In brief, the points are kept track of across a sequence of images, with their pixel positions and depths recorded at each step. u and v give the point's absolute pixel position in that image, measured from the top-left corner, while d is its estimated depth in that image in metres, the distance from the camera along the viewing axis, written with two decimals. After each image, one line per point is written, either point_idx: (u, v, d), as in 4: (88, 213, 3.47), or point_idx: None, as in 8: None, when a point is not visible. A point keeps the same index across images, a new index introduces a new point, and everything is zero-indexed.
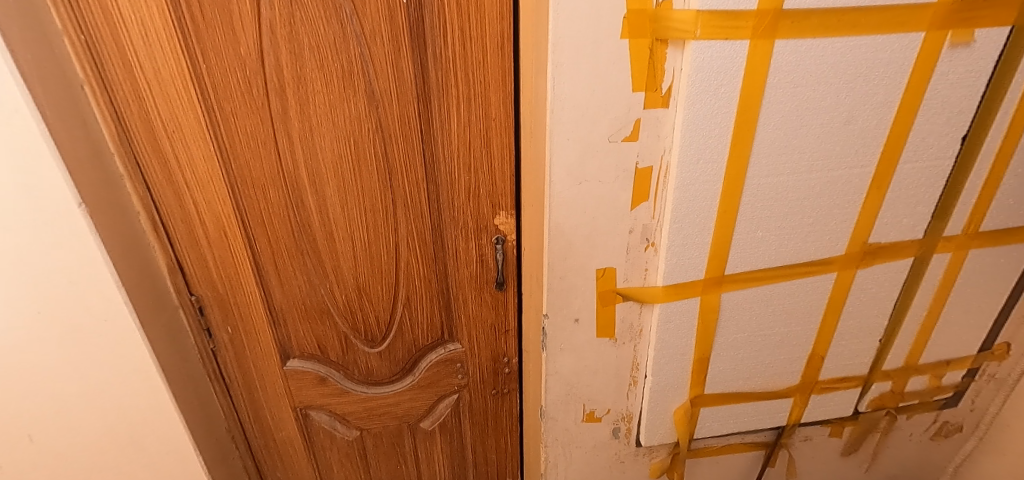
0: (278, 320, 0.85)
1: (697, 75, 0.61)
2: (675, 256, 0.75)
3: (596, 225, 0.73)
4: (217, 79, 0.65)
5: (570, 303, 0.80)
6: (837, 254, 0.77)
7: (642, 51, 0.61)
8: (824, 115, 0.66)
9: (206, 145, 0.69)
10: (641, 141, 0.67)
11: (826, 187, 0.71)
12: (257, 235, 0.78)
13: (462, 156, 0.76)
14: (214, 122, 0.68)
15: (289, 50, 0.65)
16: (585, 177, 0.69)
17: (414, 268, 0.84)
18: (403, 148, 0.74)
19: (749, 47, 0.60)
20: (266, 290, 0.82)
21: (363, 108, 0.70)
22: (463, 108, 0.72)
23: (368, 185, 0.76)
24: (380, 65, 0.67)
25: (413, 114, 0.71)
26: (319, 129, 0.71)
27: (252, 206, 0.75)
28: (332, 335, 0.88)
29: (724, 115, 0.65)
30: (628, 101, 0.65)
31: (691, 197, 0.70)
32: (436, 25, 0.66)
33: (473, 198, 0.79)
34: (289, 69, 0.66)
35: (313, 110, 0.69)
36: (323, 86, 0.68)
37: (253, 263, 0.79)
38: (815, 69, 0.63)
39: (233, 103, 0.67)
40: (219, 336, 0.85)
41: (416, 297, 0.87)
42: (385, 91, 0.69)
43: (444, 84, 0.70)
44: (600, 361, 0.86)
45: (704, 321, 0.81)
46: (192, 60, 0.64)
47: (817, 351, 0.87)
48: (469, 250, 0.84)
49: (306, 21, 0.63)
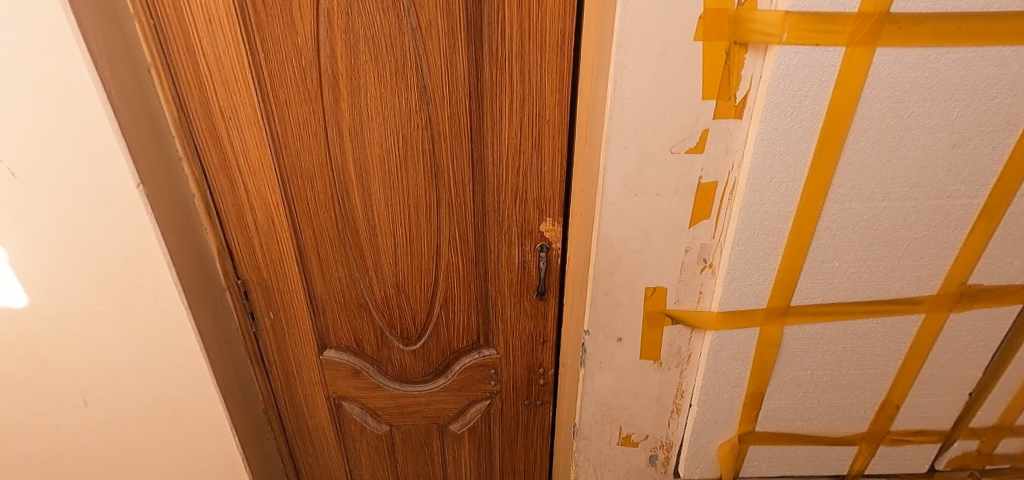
0: (317, 310, 0.85)
1: (779, 84, 0.55)
2: (735, 281, 0.68)
3: (649, 241, 0.68)
4: (273, 68, 0.65)
5: (614, 321, 0.75)
6: (927, 294, 0.68)
7: (717, 55, 0.55)
8: (928, 136, 0.57)
9: (259, 134, 0.70)
10: (707, 154, 0.61)
11: (922, 217, 0.62)
12: (302, 225, 0.78)
13: (511, 159, 0.72)
14: (268, 111, 0.68)
15: (344, 41, 0.64)
16: (640, 189, 0.64)
17: (454, 269, 0.82)
18: (451, 147, 0.71)
19: (844, 54, 0.53)
20: (308, 280, 0.82)
21: (414, 103, 0.68)
22: (516, 108, 0.69)
23: (414, 181, 0.74)
24: (434, 60, 0.65)
25: (464, 112, 0.69)
26: (369, 123, 0.69)
27: (299, 197, 0.75)
28: (368, 330, 0.88)
29: (808, 130, 0.57)
30: (697, 110, 0.59)
31: (760, 218, 0.63)
32: (494, 20, 0.63)
33: (520, 203, 0.76)
34: (344, 60, 0.65)
35: (364, 104, 0.68)
36: (375, 79, 0.66)
37: (297, 252, 0.80)
38: (923, 82, 0.54)
39: (287, 93, 0.67)
40: (262, 321, 0.86)
41: (454, 299, 0.85)
42: (437, 87, 0.67)
43: (498, 82, 0.67)
44: (642, 384, 0.81)
45: (762, 354, 0.74)
46: (250, 48, 0.64)
47: (892, 398, 0.77)
48: (512, 255, 0.80)
49: (363, 11, 0.62)
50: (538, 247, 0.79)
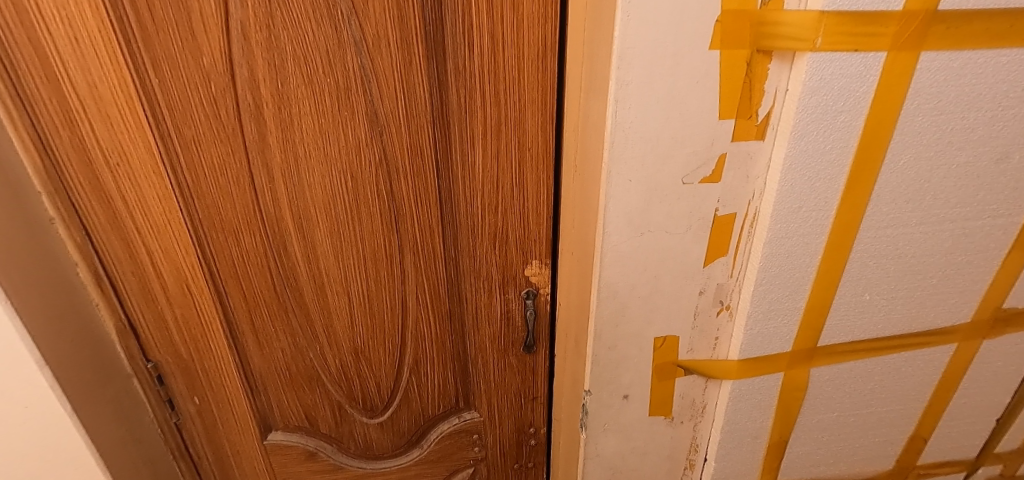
0: (257, 388, 0.69)
1: (812, 99, 0.46)
2: (758, 326, 0.59)
3: (658, 286, 0.57)
4: (172, 100, 0.50)
5: (619, 377, 0.64)
6: (961, 322, 0.61)
7: (737, 66, 0.46)
8: (969, 152, 0.50)
9: (161, 182, 0.54)
10: (724, 183, 0.52)
11: (959, 241, 0.55)
12: (229, 291, 0.62)
13: (487, 196, 0.60)
14: (170, 153, 0.53)
15: (267, 61, 0.49)
16: (647, 228, 0.53)
17: (424, 326, 0.68)
18: (413, 185, 0.58)
19: (886, 62, 0.44)
20: (242, 355, 0.66)
21: (363, 135, 0.55)
22: (491, 136, 0.56)
23: (369, 229, 0.60)
24: (386, 81, 0.52)
25: (428, 142, 0.56)
26: (308, 162, 0.55)
27: (222, 257, 0.60)
28: (323, 405, 0.72)
29: (842, 151, 0.49)
30: (713, 132, 0.49)
31: (787, 253, 0.54)
32: (459, 30, 0.50)
33: (500, 245, 0.64)
34: (268, 85, 0.51)
35: (299, 138, 0.54)
36: (312, 107, 0.52)
37: (226, 323, 0.64)
38: (968, 91, 0.47)
39: (194, 129, 0.52)
40: (185, 409, 0.69)
41: (426, 361, 0.71)
42: (392, 114, 0.54)
43: (468, 106, 0.55)
44: (651, 442, 0.70)
45: (786, 400, 0.65)
46: (138, 73, 0.48)
47: (920, 432, 0.70)
48: (493, 305, 0.68)
49: (289, 23, 0.48)
50: (524, 293, 0.67)
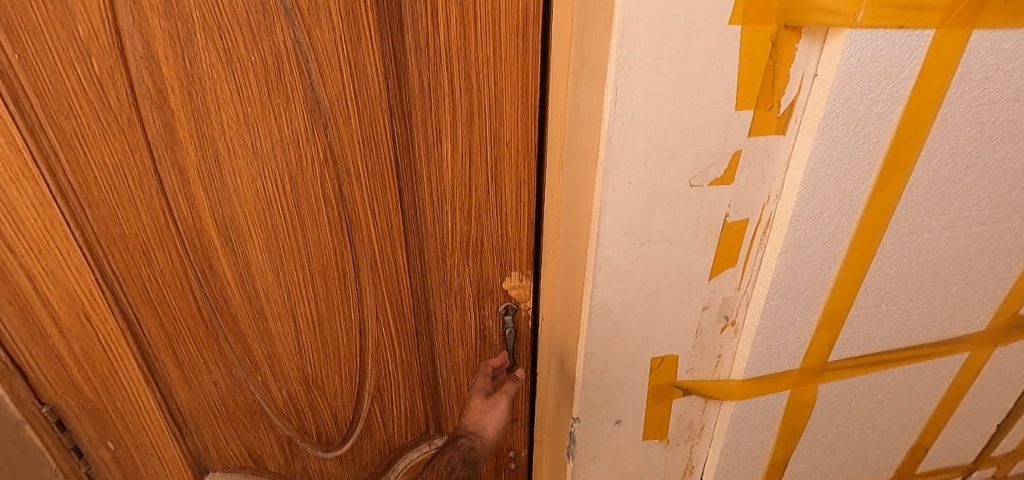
0: (186, 427, 0.59)
1: (846, 86, 0.38)
2: (767, 343, 0.52)
3: (658, 302, 0.50)
4: (37, 82, 0.38)
5: (611, 402, 0.56)
6: (977, 331, 0.56)
7: (760, 45, 0.37)
8: (1008, 147, 0.44)
9: (36, 188, 0.42)
10: (737, 185, 0.44)
11: (986, 245, 0.50)
12: (142, 318, 0.51)
13: (458, 200, 0.51)
14: (44, 152, 0.41)
15: (168, 32, 0.37)
16: (648, 238, 0.45)
17: (387, 349, 0.59)
18: (368, 188, 0.48)
19: (933, 42, 0.37)
20: (165, 391, 0.56)
21: (301, 128, 0.44)
22: (461, 130, 0.47)
23: (316, 240, 0.50)
24: (327, 58, 0.41)
25: (384, 136, 0.46)
26: (232, 162, 0.44)
27: (130, 279, 0.48)
28: (269, 442, 0.63)
29: (873, 147, 0.42)
30: (728, 125, 0.41)
31: (802, 264, 0.47)
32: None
33: (474, 256, 0.55)
34: (170, 64, 0.39)
35: (218, 133, 0.43)
36: (232, 92, 0.41)
37: (141, 356, 0.53)
38: (1016, 77, 0.40)
39: (74, 121, 0.40)
40: (98, 454, 0.58)
41: (390, 387, 0.62)
42: (338, 101, 0.43)
43: (433, 91, 0.44)
44: (645, 467, 0.64)
45: (791, 418, 0.60)
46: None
47: (922, 442, 0.67)
48: (467, 323, 0.60)
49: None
50: (502, 309, 0.60)
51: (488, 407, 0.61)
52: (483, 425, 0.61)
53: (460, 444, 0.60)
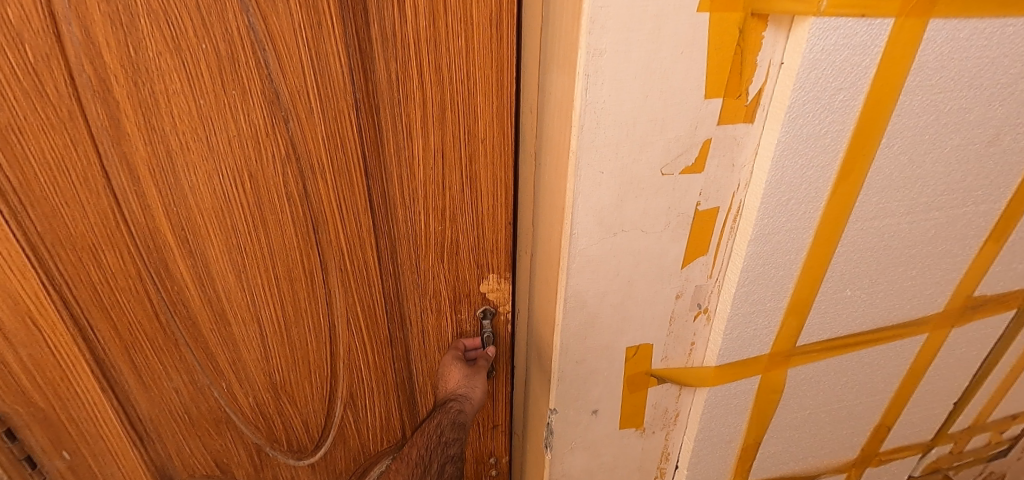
0: (148, 436, 0.57)
1: (810, 74, 0.39)
2: (738, 329, 0.53)
3: (631, 291, 0.50)
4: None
5: (587, 393, 0.57)
6: (934, 313, 0.59)
7: (728, 33, 0.37)
8: (963, 135, 0.46)
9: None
10: (707, 173, 0.44)
11: (942, 230, 0.52)
12: (95, 323, 0.49)
13: (430, 199, 0.50)
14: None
15: (108, 18, 0.35)
16: (620, 227, 0.45)
17: (360, 355, 0.58)
18: (333, 184, 0.46)
19: (892, 31, 0.38)
20: (122, 398, 0.54)
21: (259, 122, 0.42)
22: (433, 125, 0.45)
23: (279, 242, 0.48)
24: (285, 45, 0.39)
25: (350, 130, 0.44)
26: (184, 157, 0.42)
27: (76, 282, 0.46)
28: (236, 450, 0.61)
29: (836, 136, 0.42)
30: (697, 113, 0.41)
31: (771, 251, 0.48)
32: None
33: (449, 257, 0.54)
34: (113, 51, 0.36)
35: (167, 128, 0.41)
36: (181, 84, 0.39)
37: (94, 361, 0.51)
38: (970, 67, 0.42)
39: (9, 112, 0.37)
40: (52, 465, 0.56)
41: (362, 388, 0.60)
42: (298, 92, 0.41)
43: (400, 83, 0.43)
44: (622, 456, 0.64)
45: (762, 403, 0.61)
46: None
47: (885, 421, 0.69)
48: (443, 326, 0.59)
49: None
50: (479, 313, 0.59)
51: (473, 374, 0.59)
52: (471, 387, 0.59)
53: (449, 408, 0.59)
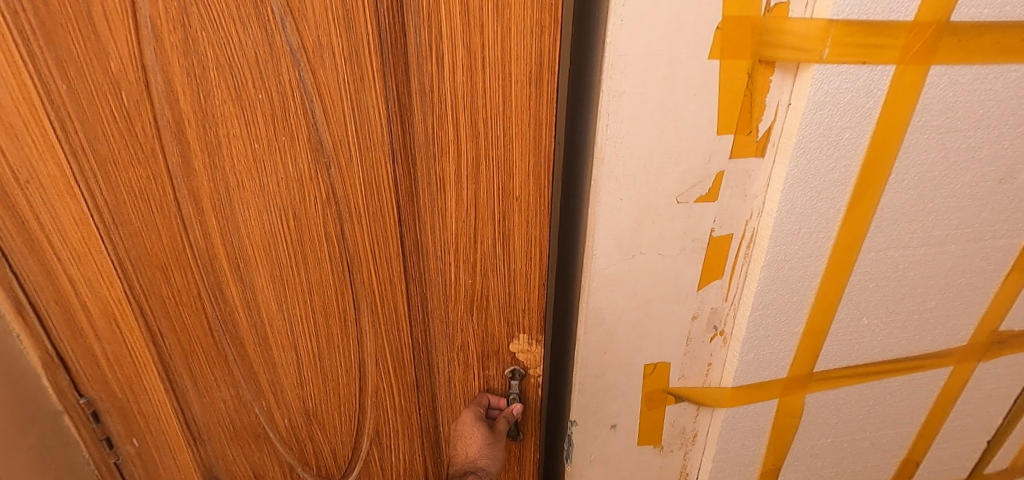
0: (201, 437, 0.63)
1: (816, 114, 0.42)
2: (753, 352, 0.55)
3: (649, 310, 0.53)
4: (79, 113, 0.41)
5: (606, 406, 0.60)
6: (958, 345, 0.59)
7: (738, 77, 0.42)
8: (973, 171, 0.48)
9: (77, 203, 0.46)
10: (721, 202, 0.48)
11: (959, 262, 0.53)
12: (164, 332, 0.54)
13: (460, 251, 0.52)
14: (79, 173, 0.44)
15: (185, 70, 0.39)
16: (638, 250, 0.49)
17: (386, 397, 0.60)
18: (369, 231, 0.49)
19: (895, 75, 0.41)
20: (181, 401, 0.59)
21: (305, 166, 0.45)
22: (466, 179, 0.47)
23: (318, 280, 0.52)
24: (332, 101, 0.42)
25: (386, 180, 0.46)
26: (241, 195, 0.46)
27: (152, 293, 0.52)
28: (272, 465, 0.66)
29: (845, 170, 0.45)
30: (710, 148, 0.45)
31: (784, 277, 0.51)
32: (424, 41, 0.40)
33: (478, 311, 0.56)
34: (186, 97, 0.41)
35: (229, 168, 0.44)
36: (241, 128, 0.42)
37: (161, 364, 0.56)
38: (976, 108, 0.44)
39: (106, 146, 0.43)
40: (120, 452, 0.63)
41: (387, 424, 0.63)
42: (341, 143, 0.44)
43: (436, 139, 0.45)
44: (640, 473, 0.66)
45: (780, 428, 0.62)
46: (38, 76, 0.39)
47: (912, 456, 0.68)
48: (470, 377, 0.61)
49: (207, 23, 0.38)
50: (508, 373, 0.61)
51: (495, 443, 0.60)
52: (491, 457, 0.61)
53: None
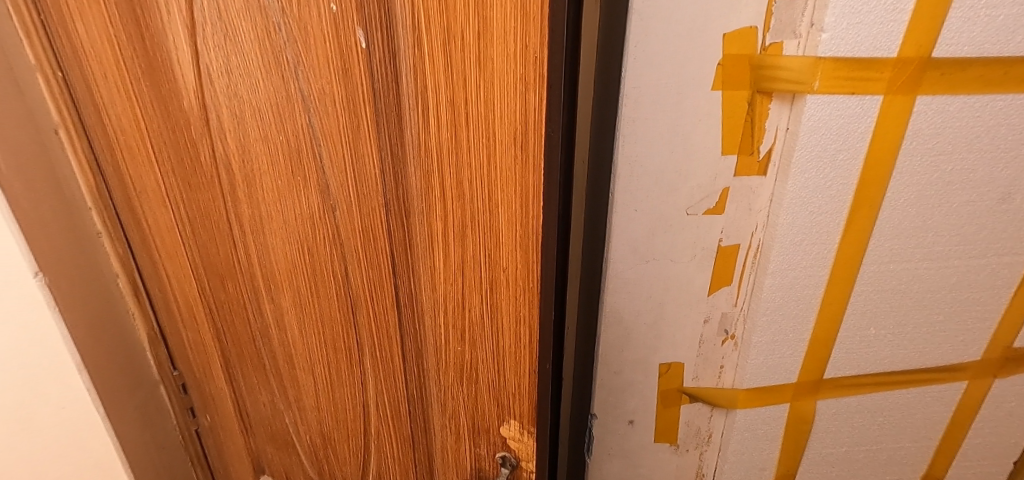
0: (249, 428, 0.70)
1: (811, 138, 0.47)
2: (763, 355, 0.59)
3: (663, 312, 0.59)
4: (171, 142, 0.50)
5: (624, 402, 0.65)
6: (971, 360, 0.61)
7: (738, 106, 0.48)
8: (971, 191, 0.51)
9: (169, 214, 0.56)
10: (728, 215, 0.54)
11: (965, 278, 0.56)
12: (223, 331, 0.62)
13: (451, 316, 0.46)
14: (169, 189, 0.54)
15: (230, 110, 0.45)
16: (652, 256, 0.56)
17: (386, 442, 0.58)
18: (368, 275, 0.47)
19: (883, 104, 0.46)
20: (236, 393, 0.67)
21: (316, 205, 0.46)
22: (456, 241, 0.41)
23: (329, 314, 0.53)
24: (336, 147, 0.42)
25: (381, 229, 0.44)
26: (270, 223, 0.50)
27: (218, 296, 0.59)
28: (300, 471, 0.70)
29: (842, 188, 0.50)
30: (716, 167, 0.51)
31: (789, 285, 0.55)
32: (414, 95, 0.36)
33: (468, 384, 0.49)
34: (232, 133, 0.46)
35: (262, 199, 0.49)
36: (269, 165, 0.46)
37: (222, 358, 0.65)
38: (966, 133, 0.48)
39: (184, 170, 0.52)
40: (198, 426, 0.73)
41: (388, 470, 0.61)
42: (343, 186, 0.43)
43: (426, 195, 0.40)
44: (657, 470, 0.71)
45: (793, 433, 0.65)
46: (147, 112, 0.50)
47: (933, 472, 0.70)
48: (462, 453, 0.54)
49: (243, 70, 0.42)
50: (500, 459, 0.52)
51: None
52: None
53: None
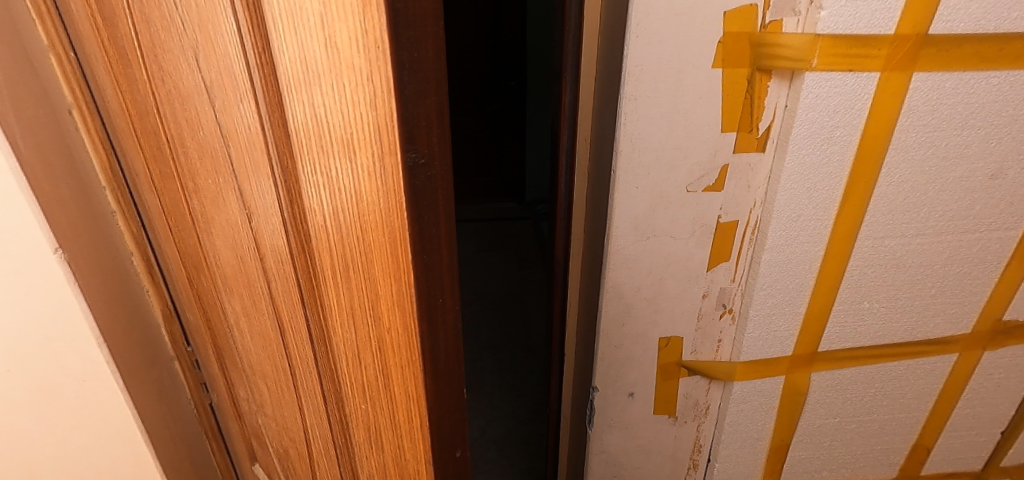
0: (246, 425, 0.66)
1: (809, 115, 0.49)
2: (759, 328, 0.61)
3: (663, 288, 0.61)
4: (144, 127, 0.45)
5: (624, 376, 0.67)
6: (961, 333, 0.63)
7: (738, 83, 0.49)
8: (963, 167, 0.53)
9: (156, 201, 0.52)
10: (727, 192, 0.55)
11: (956, 253, 0.58)
12: (206, 326, 0.58)
13: (362, 406, 0.29)
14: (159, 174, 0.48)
15: (163, 88, 0.36)
16: (652, 232, 0.57)
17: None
18: (286, 308, 0.33)
19: (881, 82, 0.47)
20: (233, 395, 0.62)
21: (236, 216, 0.34)
22: (358, 323, 0.23)
23: (270, 343, 0.41)
24: (236, 148, 0.28)
25: (287, 258, 0.28)
26: (212, 228, 0.41)
27: (201, 294, 0.54)
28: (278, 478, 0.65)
29: (838, 165, 0.52)
30: (715, 144, 0.52)
31: (785, 260, 0.57)
32: (269, 59, 0.19)
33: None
34: (171, 122, 0.38)
35: (203, 201, 0.40)
36: (199, 152, 0.36)
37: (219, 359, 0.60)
38: (960, 110, 0.50)
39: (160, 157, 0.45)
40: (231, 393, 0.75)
41: None
42: (251, 200, 0.30)
43: (313, 229, 0.23)
44: (656, 440, 0.73)
45: (788, 404, 0.67)
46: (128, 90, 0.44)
47: (923, 441, 0.72)
48: None
49: (156, 39, 0.32)
50: None
51: None
52: None
53: None
